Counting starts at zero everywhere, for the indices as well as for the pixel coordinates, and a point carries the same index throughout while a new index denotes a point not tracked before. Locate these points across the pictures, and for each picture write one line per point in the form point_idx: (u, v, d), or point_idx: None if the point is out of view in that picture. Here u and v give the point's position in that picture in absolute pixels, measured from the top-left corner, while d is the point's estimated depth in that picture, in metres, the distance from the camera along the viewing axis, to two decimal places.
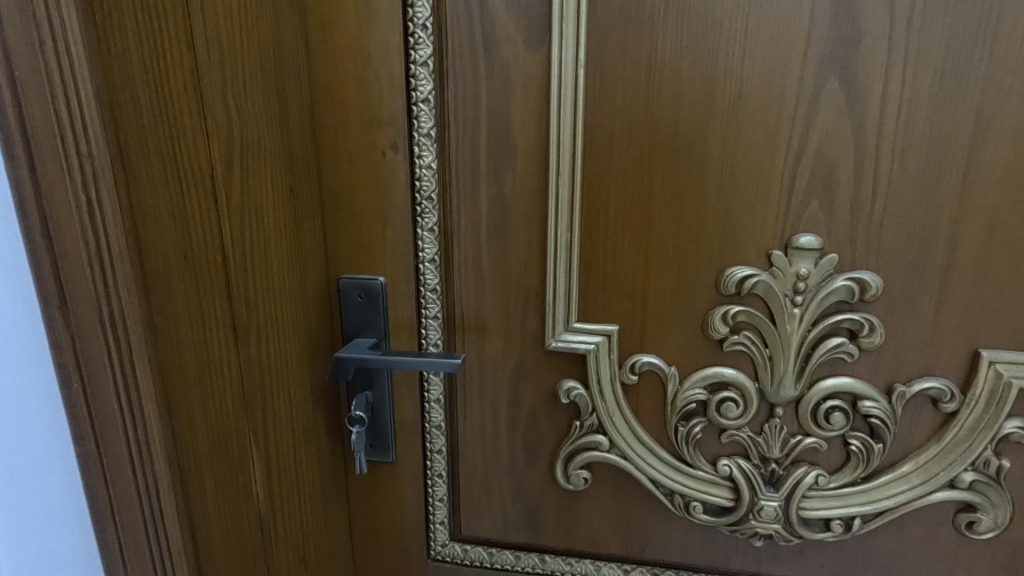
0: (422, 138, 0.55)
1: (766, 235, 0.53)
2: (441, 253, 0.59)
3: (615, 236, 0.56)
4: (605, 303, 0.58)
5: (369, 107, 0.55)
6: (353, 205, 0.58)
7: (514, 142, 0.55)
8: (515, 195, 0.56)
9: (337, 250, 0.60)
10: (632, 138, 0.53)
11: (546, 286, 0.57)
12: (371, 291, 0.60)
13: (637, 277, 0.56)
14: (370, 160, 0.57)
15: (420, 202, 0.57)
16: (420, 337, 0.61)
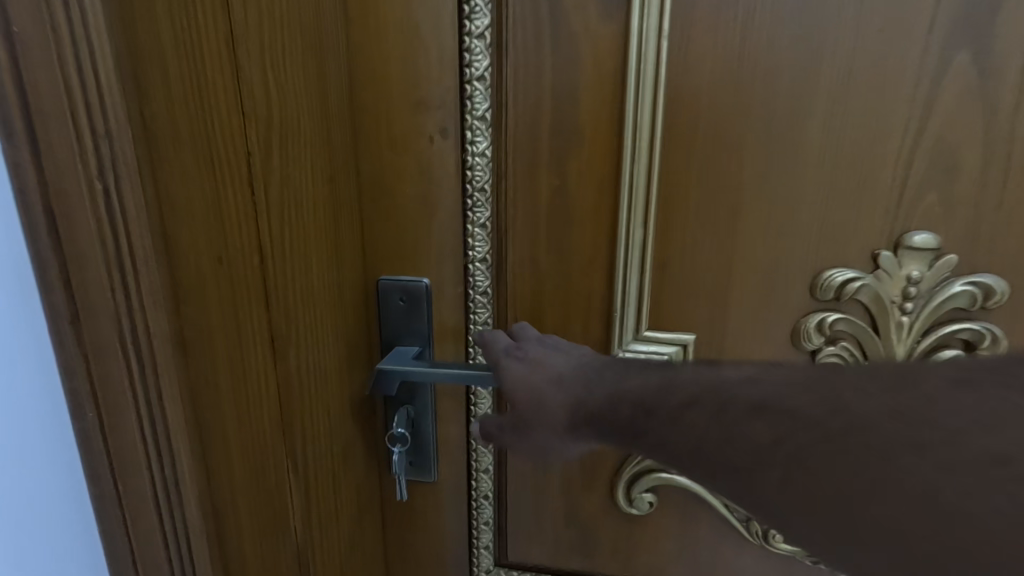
0: (475, 121, 0.49)
1: (872, 232, 0.46)
2: (493, 252, 0.52)
3: (694, 233, 0.49)
4: (680, 309, 0.51)
5: (416, 86, 0.49)
6: (396, 198, 0.52)
7: (581, 127, 0.48)
8: (580, 186, 0.50)
9: (375, 248, 0.53)
10: (721, 120, 0.46)
11: (613, 289, 0.51)
12: (415, 294, 0.54)
13: (717, 279, 0.50)
14: (416, 147, 0.50)
15: (472, 195, 0.51)
16: (468, 345, 0.55)
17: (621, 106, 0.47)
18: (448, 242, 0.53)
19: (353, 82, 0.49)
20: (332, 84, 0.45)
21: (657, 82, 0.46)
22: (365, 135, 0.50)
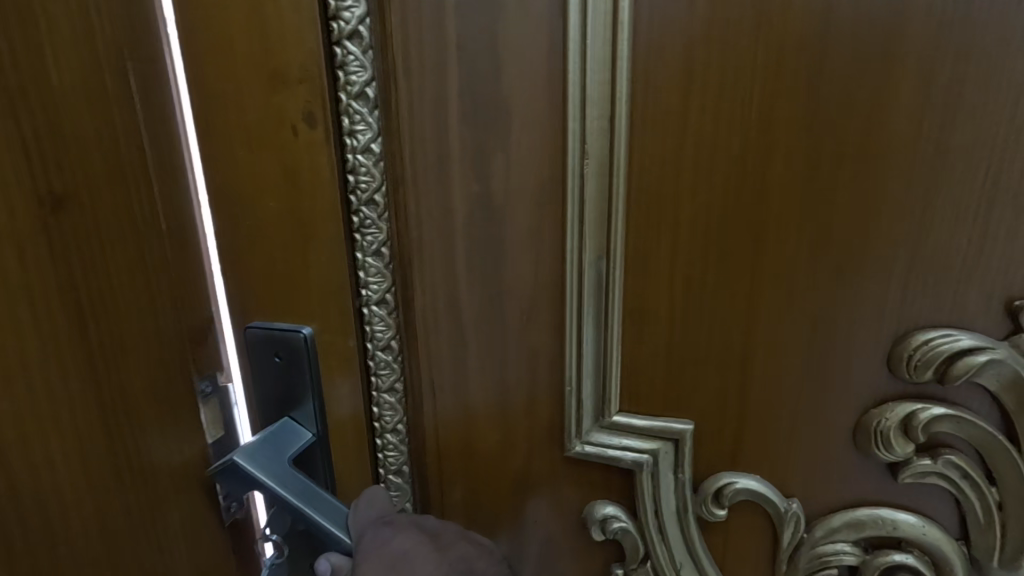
0: (352, 101, 0.32)
1: (1005, 271, 0.27)
2: (394, 291, 0.36)
3: (689, 268, 0.31)
4: (671, 383, 0.33)
5: (263, 49, 0.32)
6: (257, 217, 0.36)
7: (509, 103, 0.31)
8: (512, 194, 0.32)
9: (239, 290, 0.38)
10: (729, 80, 0.28)
11: (566, 348, 0.34)
12: (292, 350, 0.38)
13: (732, 340, 0.31)
14: (276, 143, 0.34)
15: (358, 210, 0.34)
16: (371, 420, 0.39)
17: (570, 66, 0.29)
18: (335, 279, 0.36)
19: (158, 59, 0.33)
20: (64, 46, 0.29)
21: (620, 25, 0.28)
22: (206, 125, 0.34)
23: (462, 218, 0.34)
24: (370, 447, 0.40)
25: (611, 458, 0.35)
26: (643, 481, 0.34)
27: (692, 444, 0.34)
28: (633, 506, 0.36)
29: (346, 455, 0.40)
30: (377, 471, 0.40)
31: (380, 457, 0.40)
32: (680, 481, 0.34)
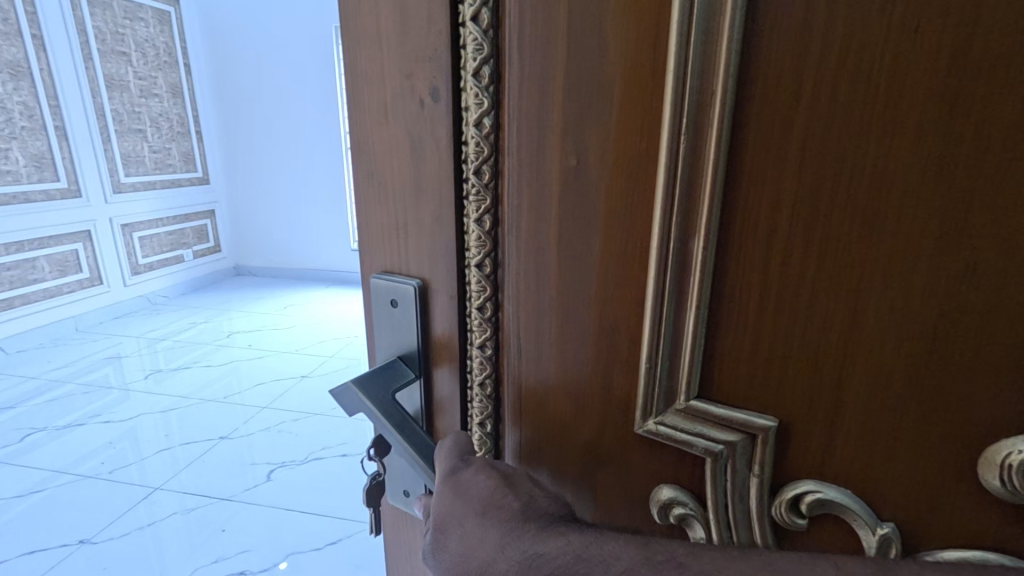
0: (470, 78, 0.36)
1: None
2: (493, 255, 0.39)
3: (786, 257, 0.29)
4: (756, 377, 0.32)
5: (402, 33, 0.37)
6: (386, 179, 0.42)
7: (612, 79, 0.32)
8: (606, 173, 0.33)
9: (369, 241, 0.45)
10: (850, 47, 0.25)
11: (648, 327, 0.34)
12: (405, 297, 0.44)
13: (834, 337, 0.28)
14: (406, 115, 0.39)
15: (469, 177, 0.38)
16: (464, 370, 0.44)
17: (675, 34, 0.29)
18: (445, 238, 0.40)
19: None
20: None
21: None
22: (354, 100, 0.42)
23: (558, 190, 0.35)
24: (462, 395, 0.44)
25: (684, 442, 0.35)
26: (714, 473, 0.34)
27: (778, 443, 0.32)
28: (703, 498, 0.36)
29: (440, 398, 0.46)
30: (466, 417, 0.45)
31: (470, 406, 0.44)
32: (755, 480, 0.33)
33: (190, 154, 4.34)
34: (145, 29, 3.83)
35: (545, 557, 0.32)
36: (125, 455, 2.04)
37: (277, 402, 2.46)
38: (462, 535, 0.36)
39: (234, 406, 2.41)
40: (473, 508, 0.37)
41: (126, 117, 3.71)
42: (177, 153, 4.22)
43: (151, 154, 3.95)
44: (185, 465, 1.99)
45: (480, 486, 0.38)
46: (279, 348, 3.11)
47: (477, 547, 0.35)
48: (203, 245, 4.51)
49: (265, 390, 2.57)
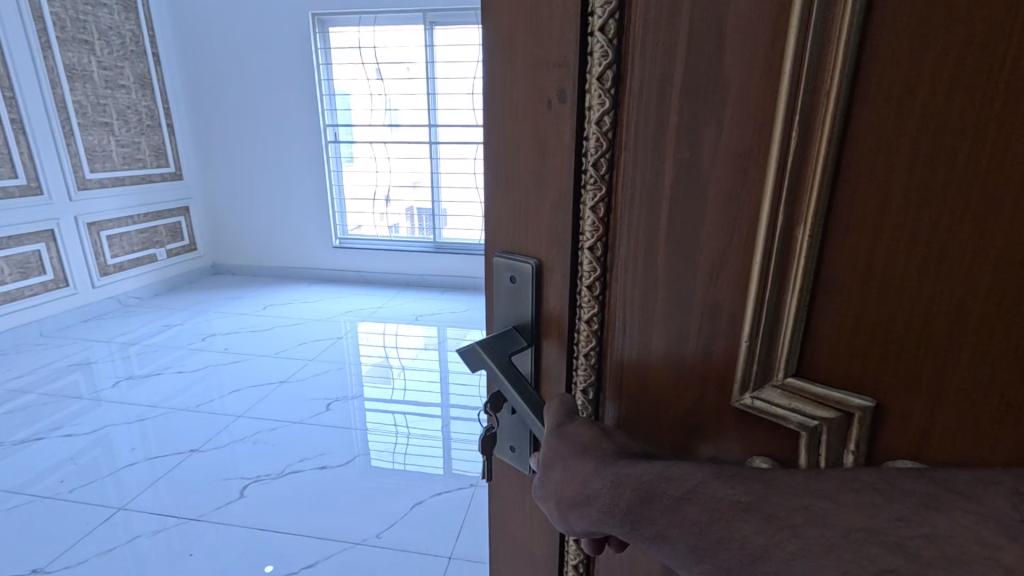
0: (594, 81, 0.41)
1: None
2: (603, 240, 0.45)
3: (893, 246, 0.32)
4: (853, 357, 0.35)
5: (534, 40, 0.43)
6: (510, 170, 0.49)
7: (727, 79, 0.36)
8: (717, 165, 0.38)
9: (490, 224, 0.52)
10: (964, 51, 0.28)
11: (751, 305, 0.38)
12: (523, 274, 0.51)
13: (938, 324, 0.32)
14: (534, 113, 0.45)
15: (587, 170, 0.44)
16: (572, 342, 0.51)
17: (792, 43, 0.33)
18: (562, 224, 0.47)
19: None
20: None
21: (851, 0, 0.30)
22: (486, 100, 0.48)
23: (672, 182, 0.40)
24: (567, 362, 0.52)
25: (779, 417, 0.39)
26: (808, 443, 0.38)
27: (873, 421, 0.36)
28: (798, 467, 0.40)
29: (549, 364, 0.53)
30: (571, 380, 0.53)
31: (574, 373, 0.52)
32: (848, 454, 0.37)
33: (129, 153, 5.06)
34: (106, 16, 4.73)
35: (632, 476, 0.42)
36: (99, 467, 2.48)
37: (249, 412, 3.04)
38: (564, 470, 0.47)
39: (206, 416, 2.97)
40: (574, 450, 0.47)
41: (88, 108, 4.54)
42: (147, 147, 5.26)
43: (118, 149, 4.90)
44: (172, 483, 2.39)
45: (581, 436, 0.48)
46: (248, 362, 3.76)
47: (576, 477, 0.46)
48: (166, 238, 5.52)
49: (234, 400, 3.17)
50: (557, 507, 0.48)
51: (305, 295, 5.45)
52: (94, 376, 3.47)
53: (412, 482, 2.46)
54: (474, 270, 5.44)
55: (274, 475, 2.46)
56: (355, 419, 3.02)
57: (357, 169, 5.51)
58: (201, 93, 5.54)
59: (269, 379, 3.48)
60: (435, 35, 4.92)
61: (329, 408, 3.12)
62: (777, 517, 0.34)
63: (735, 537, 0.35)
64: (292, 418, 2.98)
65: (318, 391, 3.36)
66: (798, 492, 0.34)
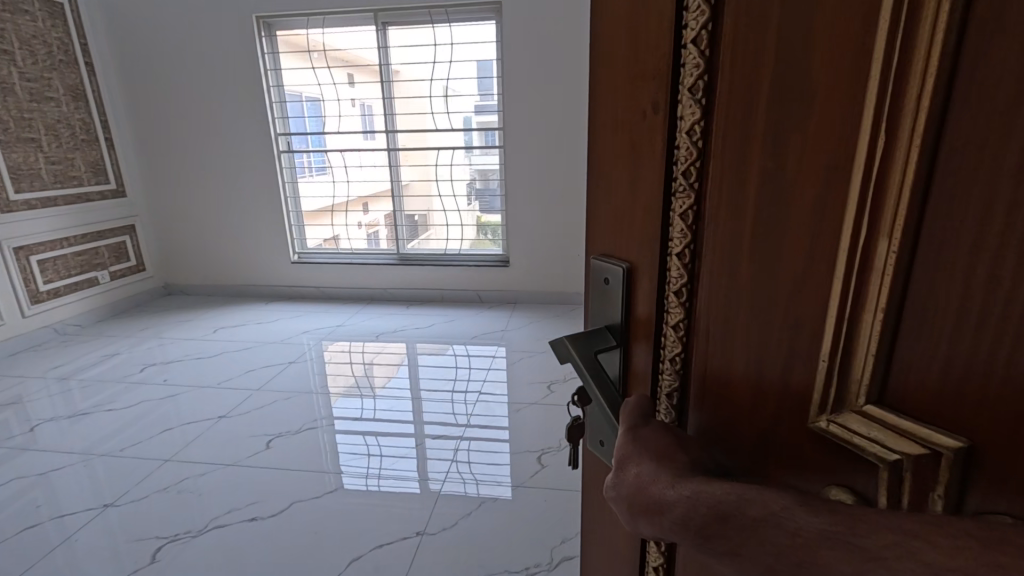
0: (685, 98, 0.48)
1: None
2: (693, 247, 0.52)
3: (973, 278, 0.33)
4: (954, 401, 0.34)
5: (636, 61, 0.53)
6: (616, 179, 0.60)
7: (813, 90, 0.39)
8: (799, 177, 0.41)
9: (600, 229, 0.64)
10: None
11: (832, 318, 0.40)
12: (616, 276, 0.62)
13: None
14: (635, 124, 0.54)
15: (678, 177, 0.51)
16: (657, 346, 0.59)
17: (879, 51, 0.34)
18: (652, 228, 0.55)
19: None
20: None
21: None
22: (602, 118, 0.60)
23: (755, 190, 0.44)
24: (654, 361, 0.60)
25: (857, 445, 0.40)
26: (889, 479, 0.38)
27: (967, 468, 0.34)
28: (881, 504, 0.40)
29: (636, 363, 0.64)
30: (657, 388, 0.60)
31: (661, 374, 0.59)
32: (938, 499, 0.36)
33: (62, 171, 4.70)
34: (30, 24, 4.39)
35: (709, 494, 0.43)
36: (26, 517, 2.47)
37: (178, 454, 2.98)
38: (638, 470, 0.50)
39: (131, 460, 2.91)
40: (650, 453, 0.51)
41: (10, 123, 4.20)
42: (83, 163, 4.93)
43: (48, 167, 4.54)
44: (114, 523, 2.43)
45: (659, 447, 0.52)
46: (194, 396, 3.68)
47: (649, 481, 0.48)
48: (109, 260, 5.23)
49: (158, 442, 3.10)
50: (626, 511, 0.51)
51: (264, 314, 5.27)
52: (28, 415, 3.36)
53: (372, 526, 2.40)
54: (440, 281, 5.39)
55: (193, 533, 2.37)
56: (324, 451, 2.98)
57: (315, 180, 5.41)
58: (144, 101, 5.27)
59: (207, 416, 3.40)
60: (388, 36, 4.85)
61: (270, 445, 3.04)
62: (869, 551, 0.33)
63: (820, 566, 0.35)
64: (227, 458, 2.91)
65: (263, 426, 3.27)
66: (891, 527, 0.33)
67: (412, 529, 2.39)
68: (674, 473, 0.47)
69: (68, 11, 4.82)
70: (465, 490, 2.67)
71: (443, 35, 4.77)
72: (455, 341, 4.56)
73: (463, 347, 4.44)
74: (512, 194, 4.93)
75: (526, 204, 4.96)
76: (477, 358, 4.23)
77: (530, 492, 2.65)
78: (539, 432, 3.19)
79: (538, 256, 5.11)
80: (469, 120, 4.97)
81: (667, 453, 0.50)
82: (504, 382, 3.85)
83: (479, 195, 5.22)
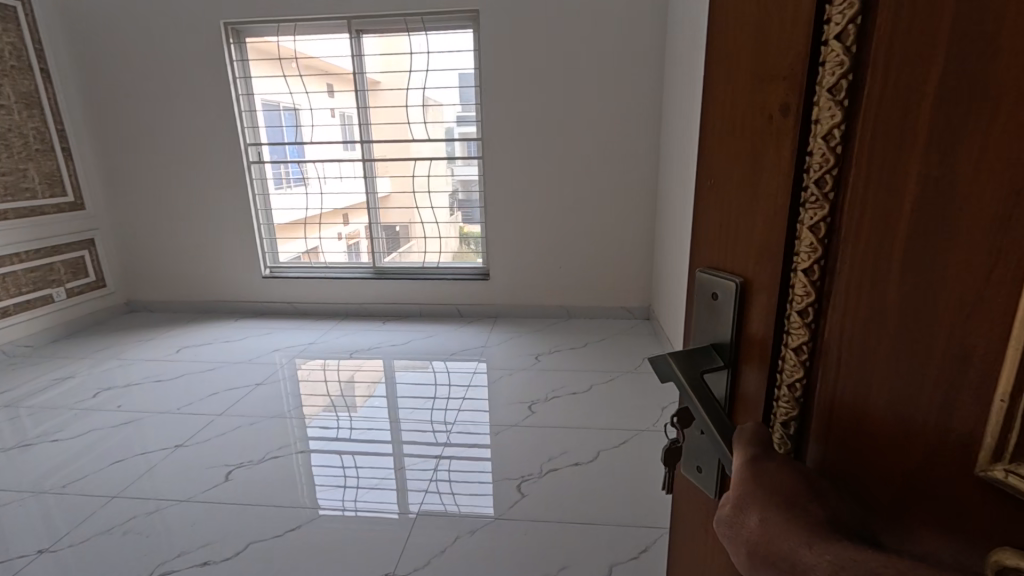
0: (824, 99, 0.38)
1: None
2: (824, 263, 0.41)
3: None
4: None
5: (766, 59, 0.44)
6: (734, 189, 0.51)
7: (998, 83, 0.27)
8: (976, 194, 0.29)
9: (714, 241, 0.56)
10: None
11: (1010, 389, 0.28)
12: (729, 290, 0.53)
13: None
14: (759, 131, 0.46)
15: (809, 187, 0.41)
16: (773, 368, 0.49)
17: None
18: (775, 239, 0.46)
19: None
20: None
21: None
22: (724, 121, 0.52)
23: (911, 208, 0.33)
24: (769, 385, 0.50)
25: None
26: None
27: None
28: None
29: (746, 387, 0.53)
30: (772, 415, 0.50)
31: (775, 401, 0.49)
32: None
33: (12, 184, 4.43)
34: None
35: (862, 562, 0.33)
36: None
37: (127, 490, 2.78)
38: (762, 519, 0.40)
39: (82, 496, 2.71)
40: (771, 496, 0.41)
41: None
42: (36, 175, 4.65)
43: None
44: (62, 569, 2.25)
45: (782, 483, 0.42)
46: (149, 422, 3.45)
47: (777, 537, 0.38)
48: (65, 276, 4.95)
49: (111, 475, 2.90)
50: (744, 561, 0.41)
51: (232, 331, 5.02)
52: None
53: (342, 566, 2.26)
54: (418, 295, 5.23)
55: None
56: (292, 483, 2.81)
57: (286, 194, 5.23)
58: (105, 109, 5.01)
59: (165, 444, 3.20)
60: (363, 44, 4.70)
61: (227, 478, 2.86)
62: None
63: None
64: (182, 494, 2.73)
65: (221, 455, 3.08)
66: None
67: (381, 568, 2.25)
68: (803, 531, 0.37)
69: (22, 15, 4.57)
70: (445, 507, 2.64)
71: (420, 43, 4.67)
72: (435, 357, 4.41)
73: (443, 363, 4.29)
74: (492, 206, 4.83)
75: (507, 215, 4.86)
76: (457, 374, 4.08)
77: (510, 522, 2.52)
78: (523, 454, 3.06)
79: (520, 269, 5.02)
80: (451, 131, 4.86)
81: (795, 501, 0.40)
82: (486, 400, 3.71)
83: (461, 207, 5.08)
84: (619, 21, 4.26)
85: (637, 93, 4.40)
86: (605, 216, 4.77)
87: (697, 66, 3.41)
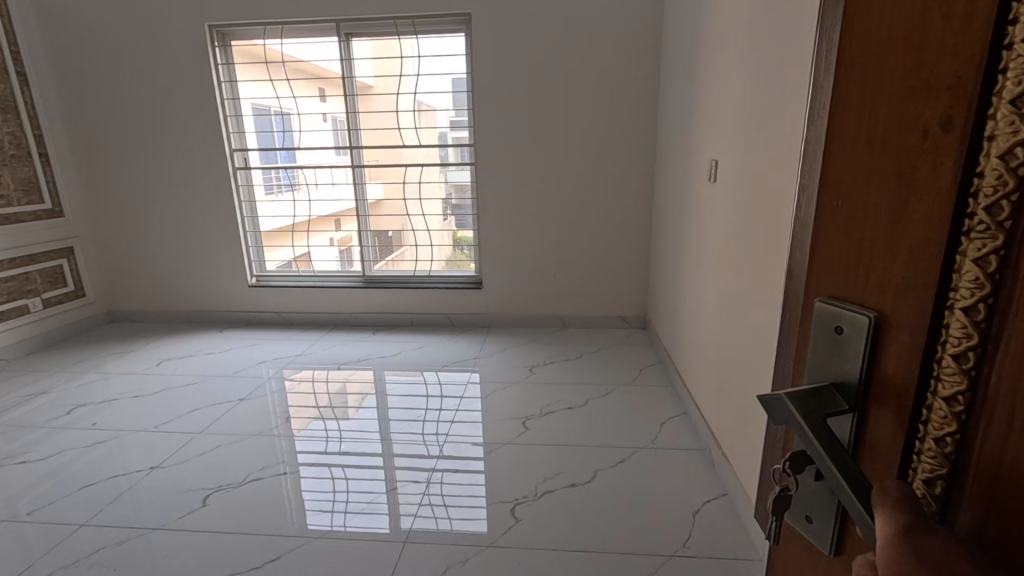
0: (1002, 120, 0.35)
1: None
2: (992, 302, 0.38)
3: None
4: None
5: (918, 71, 0.40)
6: (859, 212, 0.47)
7: None
8: None
9: (823, 269, 0.52)
10: None
11: None
12: (858, 327, 0.48)
13: None
14: (905, 150, 0.42)
15: (975, 215, 0.38)
16: (917, 418, 0.45)
17: None
18: (927, 273, 0.41)
19: None
20: None
21: None
22: (844, 139, 0.47)
23: None
24: (912, 436, 0.45)
25: None
26: None
27: None
28: None
29: (880, 435, 0.48)
30: (914, 470, 0.45)
31: (919, 454, 0.45)
32: None
33: None
34: None
35: None
36: None
37: (95, 518, 2.60)
38: None
39: (45, 527, 2.53)
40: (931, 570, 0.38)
41: None
42: (13, 180, 4.46)
43: None
44: None
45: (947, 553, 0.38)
46: (125, 441, 3.27)
47: None
48: (42, 286, 4.75)
49: (78, 501, 2.72)
50: None
51: (216, 342, 4.84)
52: None
53: None
54: (409, 304, 5.07)
55: None
56: (270, 509, 2.64)
57: (273, 201, 5.07)
58: (85, 112, 4.83)
59: (138, 466, 3.02)
60: (353, 48, 4.58)
61: (204, 504, 2.69)
62: None
63: None
64: (152, 523, 2.55)
65: (197, 478, 2.90)
66: None
67: None
68: None
69: None
70: (437, 525, 2.54)
71: (410, 46, 4.53)
72: (427, 369, 4.24)
73: (434, 375, 4.13)
74: (487, 213, 4.70)
75: (501, 222, 4.72)
76: (449, 387, 3.92)
77: (504, 550, 2.38)
78: (519, 474, 2.93)
79: (514, 277, 4.89)
80: (444, 136, 4.73)
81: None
82: (479, 415, 3.55)
83: (455, 211, 4.91)
84: (616, 24, 4.15)
85: (634, 98, 4.29)
86: (603, 223, 4.65)
87: (697, 70, 3.30)
